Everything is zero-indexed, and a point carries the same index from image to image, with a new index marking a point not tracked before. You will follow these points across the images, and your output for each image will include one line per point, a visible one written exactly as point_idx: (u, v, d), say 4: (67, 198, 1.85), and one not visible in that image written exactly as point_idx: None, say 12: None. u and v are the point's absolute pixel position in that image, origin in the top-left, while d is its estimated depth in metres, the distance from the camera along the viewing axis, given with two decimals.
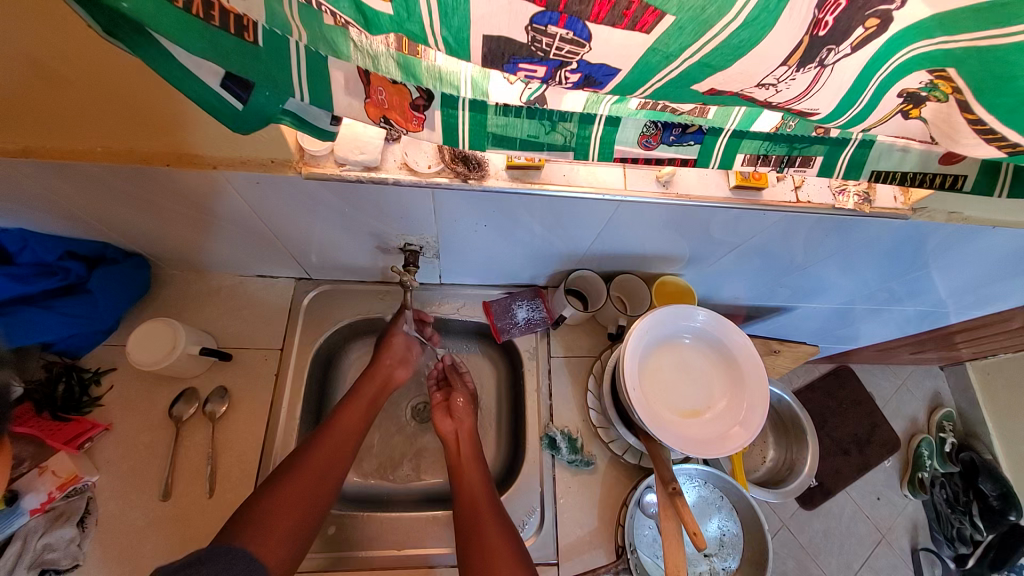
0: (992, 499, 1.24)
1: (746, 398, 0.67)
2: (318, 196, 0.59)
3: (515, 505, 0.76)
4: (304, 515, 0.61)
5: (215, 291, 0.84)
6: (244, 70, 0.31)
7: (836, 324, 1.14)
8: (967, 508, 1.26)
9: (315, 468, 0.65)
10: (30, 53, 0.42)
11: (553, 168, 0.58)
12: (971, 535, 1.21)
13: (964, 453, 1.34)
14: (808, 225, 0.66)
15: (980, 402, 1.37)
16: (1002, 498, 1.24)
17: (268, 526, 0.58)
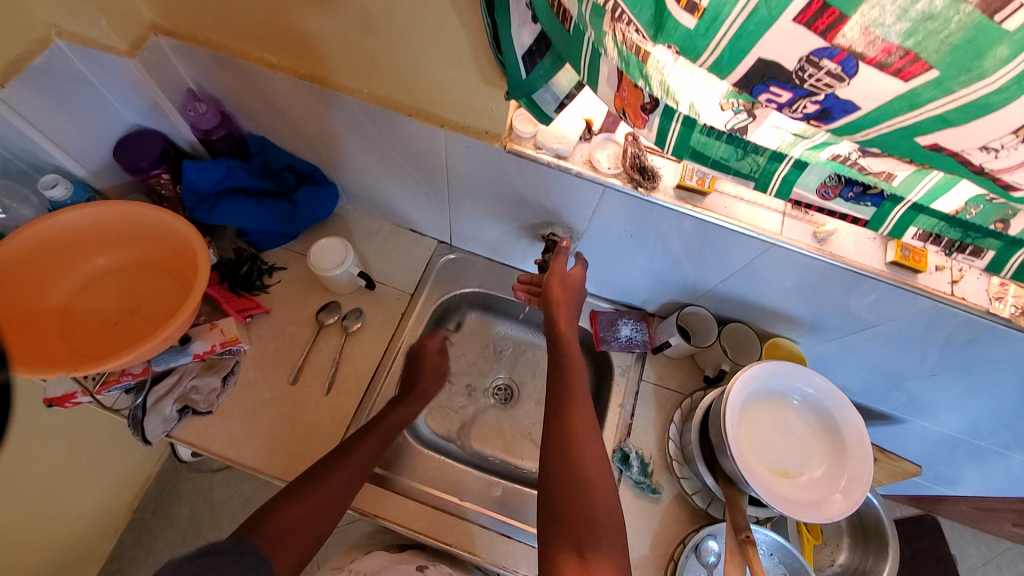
0: None
1: (848, 469, 0.66)
2: (506, 170, 0.69)
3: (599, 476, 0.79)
4: (299, 543, 0.60)
5: (374, 232, 0.98)
6: (556, 39, 0.45)
7: (943, 458, 1.05)
8: None
9: (312, 505, 0.63)
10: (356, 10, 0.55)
11: (716, 199, 0.63)
12: None
13: None
14: (954, 323, 0.64)
15: None
16: None
17: (289, 529, 0.59)
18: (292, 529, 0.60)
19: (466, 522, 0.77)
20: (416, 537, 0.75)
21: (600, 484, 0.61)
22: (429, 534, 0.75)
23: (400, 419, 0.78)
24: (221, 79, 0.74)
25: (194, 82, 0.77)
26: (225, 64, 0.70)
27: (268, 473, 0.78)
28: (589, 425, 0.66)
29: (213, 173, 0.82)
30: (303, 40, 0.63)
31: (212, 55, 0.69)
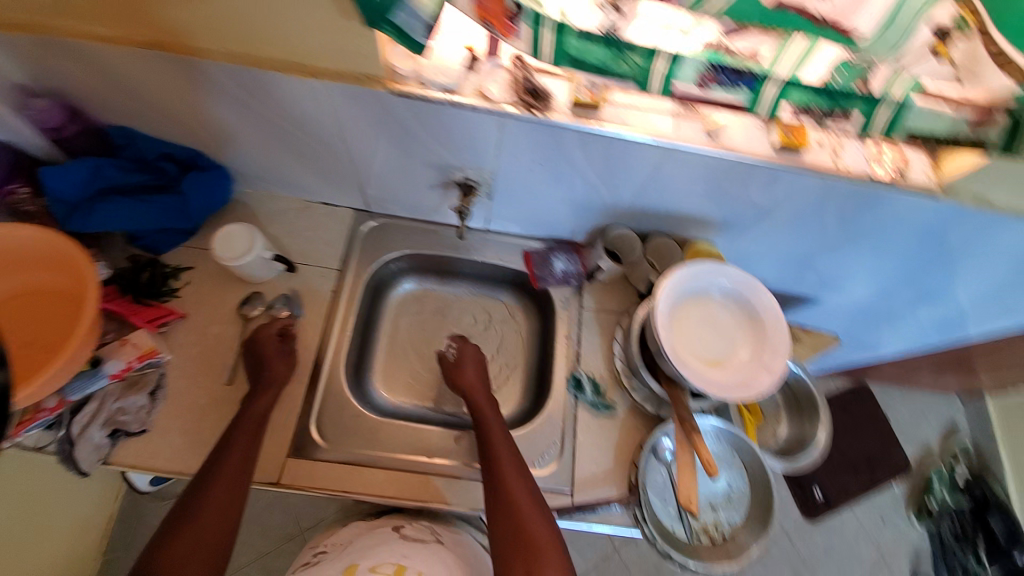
0: (1000, 537, 1.46)
1: (771, 348, 0.71)
2: (397, 115, 0.67)
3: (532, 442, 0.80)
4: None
5: (283, 213, 0.92)
6: None
7: (861, 327, 1.17)
8: (975, 542, 1.48)
9: (199, 531, 0.61)
10: None
11: (611, 110, 0.64)
12: (972, 568, 1.46)
13: (976, 489, 1.53)
14: (843, 194, 0.69)
15: (998, 439, 1.57)
16: (1009, 537, 1.45)
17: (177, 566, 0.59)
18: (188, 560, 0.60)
19: (444, 475, 0.79)
20: (391, 502, 0.76)
21: (517, 478, 0.67)
22: (400, 495, 0.76)
23: (261, 411, 0.73)
24: (53, 67, 0.65)
25: (23, 75, 0.67)
26: (52, 47, 0.62)
27: None
28: (513, 454, 0.70)
29: (76, 176, 0.75)
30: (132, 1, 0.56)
31: (31, 38, 0.61)
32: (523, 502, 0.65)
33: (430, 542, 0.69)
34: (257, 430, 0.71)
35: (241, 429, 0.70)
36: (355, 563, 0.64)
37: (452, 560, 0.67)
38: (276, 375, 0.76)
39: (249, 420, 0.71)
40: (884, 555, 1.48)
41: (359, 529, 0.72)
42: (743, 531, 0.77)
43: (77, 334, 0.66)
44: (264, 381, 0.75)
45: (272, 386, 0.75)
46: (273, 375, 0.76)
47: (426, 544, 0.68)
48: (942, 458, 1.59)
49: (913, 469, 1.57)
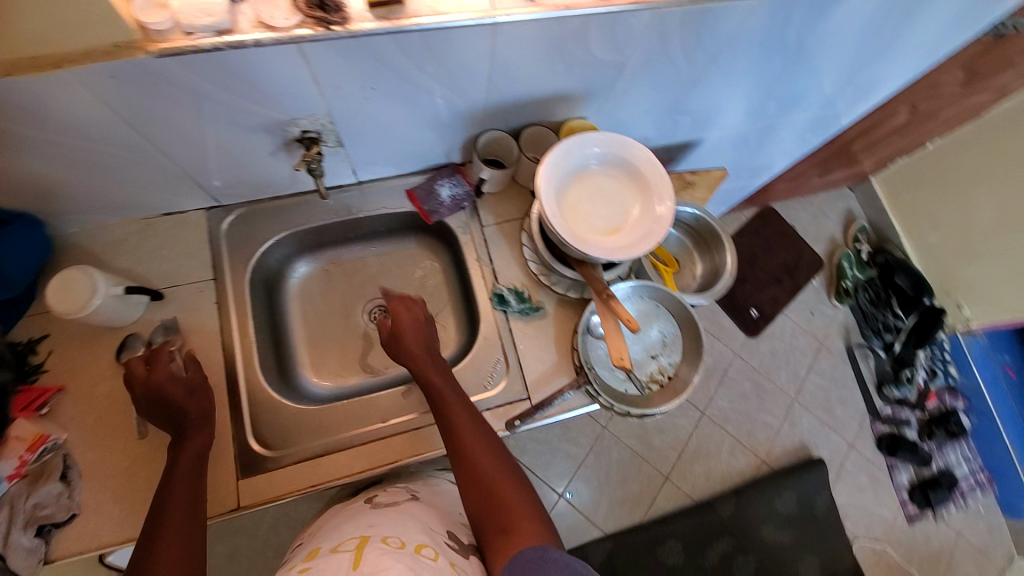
0: (908, 290, 1.67)
1: (657, 197, 0.73)
2: (181, 82, 0.57)
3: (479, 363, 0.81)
4: None
5: (125, 240, 0.80)
6: None
7: (746, 152, 1.23)
8: (889, 302, 1.71)
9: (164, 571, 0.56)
10: None
11: (417, 2, 0.57)
12: (893, 324, 1.68)
13: (881, 257, 1.74)
14: (677, 23, 0.68)
15: (887, 209, 1.76)
16: (914, 287, 1.66)
17: None
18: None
19: (406, 430, 0.79)
20: (364, 476, 0.75)
21: (491, 457, 0.64)
22: (369, 467, 0.76)
23: (200, 447, 0.67)
24: None
25: None
26: None
27: None
28: (480, 432, 0.67)
29: None
30: None
31: None
32: (499, 479, 0.63)
33: (403, 500, 0.70)
34: (193, 470, 0.66)
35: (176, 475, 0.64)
36: (317, 547, 0.57)
37: (426, 510, 0.67)
38: (195, 409, 0.69)
39: (182, 464, 0.65)
40: (821, 339, 1.69)
41: (333, 512, 0.71)
42: (684, 367, 0.82)
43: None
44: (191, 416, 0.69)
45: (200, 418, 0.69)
46: (191, 410, 0.69)
47: (399, 503, 0.69)
48: (848, 243, 1.80)
49: (826, 262, 1.77)
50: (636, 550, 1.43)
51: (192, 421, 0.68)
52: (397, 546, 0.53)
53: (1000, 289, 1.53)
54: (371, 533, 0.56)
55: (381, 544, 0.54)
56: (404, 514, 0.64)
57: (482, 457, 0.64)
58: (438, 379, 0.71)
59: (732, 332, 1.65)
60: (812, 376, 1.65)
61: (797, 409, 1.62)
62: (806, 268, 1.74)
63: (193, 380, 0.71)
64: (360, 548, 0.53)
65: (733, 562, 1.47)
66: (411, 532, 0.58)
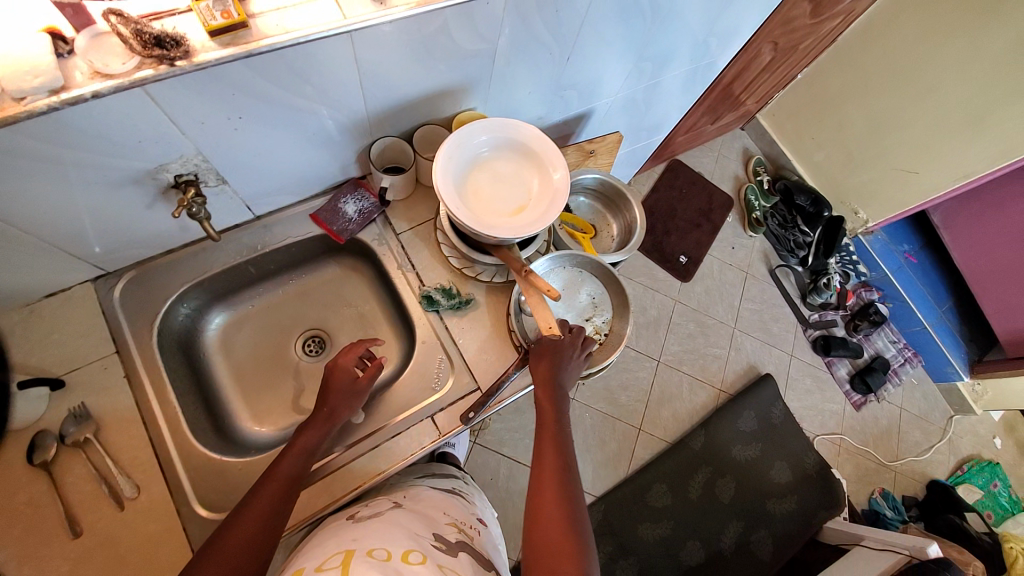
0: (808, 208, 1.85)
1: (550, 168, 0.76)
2: (26, 150, 0.52)
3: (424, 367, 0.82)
4: None
5: (9, 333, 0.73)
6: None
7: (638, 114, 1.31)
8: (796, 222, 1.85)
9: (231, 547, 0.58)
10: None
11: (263, 23, 0.56)
12: (802, 240, 1.83)
13: (780, 184, 1.91)
14: (531, 3, 0.70)
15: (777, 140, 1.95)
16: (813, 204, 1.84)
17: None
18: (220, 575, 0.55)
19: (365, 451, 0.77)
20: (331, 506, 0.74)
21: (557, 505, 0.63)
22: (334, 498, 0.74)
23: (311, 445, 0.70)
24: None
25: None
26: None
27: None
28: (560, 472, 0.67)
29: None
30: None
31: None
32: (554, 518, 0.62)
33: (387, 509, 0.69)
34: (304, 461, 0.68)
35: (282, 468, 0.66)
36: (301, 568, 0.54)
37: (410, 517, 0.66)
38: (339, 409, 0.74)
39: (296, 454, 0.68)
40: (746, 269, 1.83)
41: (318, 528, 0.69)
42: (617, 321, 0.87)
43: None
44: (322, 414, 0.73)
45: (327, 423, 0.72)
46: (328, 407, 0.73)
47: (383, 512, 0.68)
48: (750, 179, 1.96)
49: (735, 199, 1.92)
50: (628, 504, 1.50)
51: (329, 412, 0.73)
52: (382, 559, 0.52)
53: (879, 189, 1.73)
54: (356, 546, 0.55)
55: (366, 558, 0.52)
56: (386, 523, 0.62)
57: (552, 491, 0.65)
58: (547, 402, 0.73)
59: (667, 281, 1.75)
60: (745, 303, 1.79)
61: (739, 336, 1.75)
62: (718, 208, 1.88)
63: (364, 382, 0.76)
64: (345, 565, 0.51)
65: (716, 486, 1.57)
66: (396, 540, 0.57)
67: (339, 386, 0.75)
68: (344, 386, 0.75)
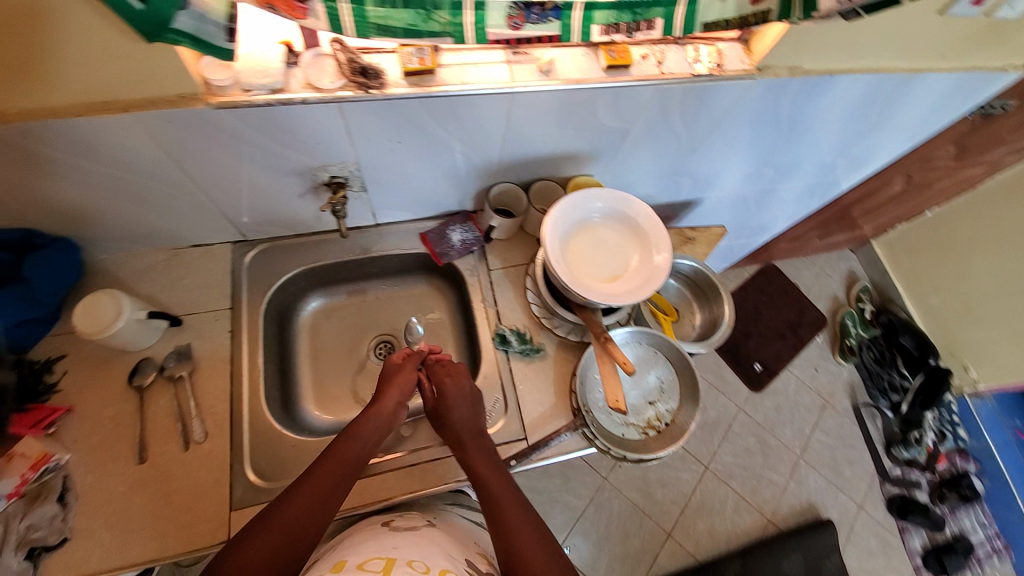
0: (912, 350, 1.69)
1: (654, 248, 0.78)
2: (234, 131, 0.63)
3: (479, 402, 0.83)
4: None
5: (155, 267, 0.85)
6: None
7: (747, 213, 1.31)
8: (894, 361, 1.71)
9: (283, 522, 0.60)
10: None
11: (445, 72, 0.65)
12: (899, 382, 1.68)
13: (884, 317, 1.77)
14: (677, 96, 0.75)
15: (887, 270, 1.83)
16: (919, 348, 1.69)
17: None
18: (272, 545, 0.57)
19: (403, 465, 0.79)
20: (359, 510, 0.75)
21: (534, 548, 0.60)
22: (364, 502, 0.76)
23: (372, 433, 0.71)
24: None
25: None
26: None
27: (168, 554, 0.69)
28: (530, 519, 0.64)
29: None
30: None
31: None
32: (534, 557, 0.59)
33: (422, 526, 0.69)
34: (365, 447, 0.70)
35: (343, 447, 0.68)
36: (344, 559, 0.56)
37: (442, 535, 0.67)
38: (391, 404, 0.75)
39: (357, 437, 0.70)
40: (826, 397, 1.69)
41: (353, 528, 0.71)
42: (682, 412, 0.83)
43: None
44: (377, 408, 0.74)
45: (388, 418, 0.74)
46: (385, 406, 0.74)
47: (417, 528, 0.68)
48: (851, 303, 1.84)
49: (830, 320, 1.81)
50: None
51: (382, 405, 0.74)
52: (422, 571, 0.55)
53: (1000, 352, 1.55)
54: (397, 555, 0.57)
55: (407, 568, 0.55)
56: (423, 538, 0.64)
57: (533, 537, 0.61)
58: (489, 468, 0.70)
59: (735, 387, 1.65)
60: (817, 434, 1.64)
61: (803, 467, 1.59)
62: (808, 325, 1.77)
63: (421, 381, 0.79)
64: (388, 571, 0.53)
65: None
66: (434, 557, 0.59)
67: (402, 379, 0.77)
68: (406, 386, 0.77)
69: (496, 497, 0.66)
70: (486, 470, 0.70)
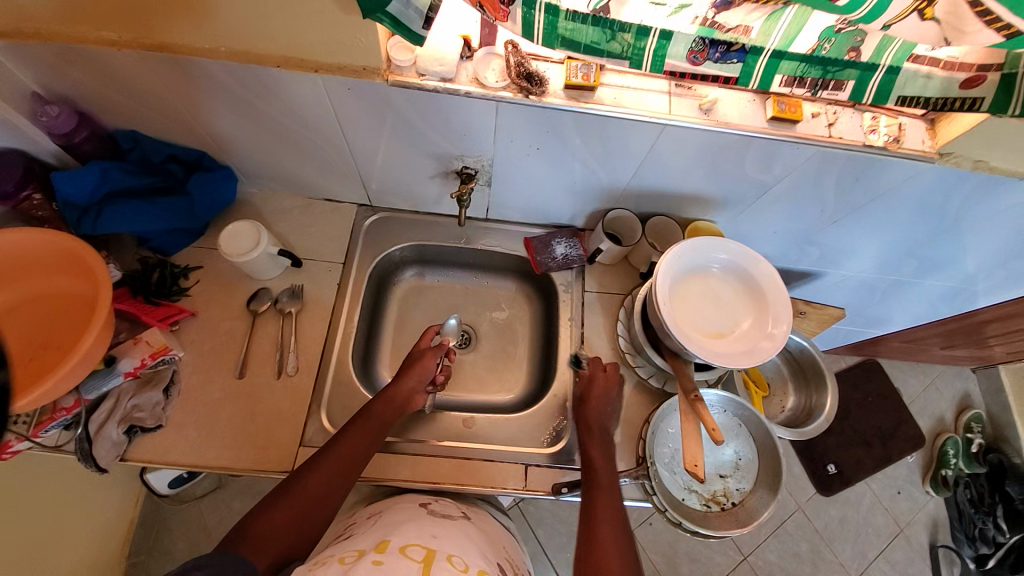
0: (1018, 502, 1.45)
1: (770, 317, 0.72)
2: (397, 107, 0.68)
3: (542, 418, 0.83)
4: (296, 535, 0.58)
5: (288, 210, 0.94)
6: None
7: (867, 301, 1.19)
8: (991, 509, 1.48)
9: (313, 484, 0.62)
10: None
11: (604, 92, 0.65)
12: (992, 535, 1.45)
13: (993, 455, 1.55)
14: (838, 163, 0.70)
15: (1012, 405, 1.58)
16: None
17: (273, 538, 0.57)
18: (304, 503, 0.60)
19: (458, 456, 0.80)
20: (403, 484, 0.77)
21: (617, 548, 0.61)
22: (412, 478, 0.78)
23: (393, 405, 0.74)
24: (73, 78, 0.68)
25: (43, 85, 0.70)
26: (73, 57, 0.64)
27: (238, 467, 0.75)
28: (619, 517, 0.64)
29: (87, 180, 0.75)
30: (128, 8, 0.59)
31: (49, 49, 0.63)
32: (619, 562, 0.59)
33: (457, 517, 0.69)
34: (387, 419, 0.72)
35: (367, 417, 0.71)
36: (387, 539, 0.56)
37: (478, 534, 0.66)
38: (407, 383, 0.77)
39: (380, 409, 0.72)
40: (902, 525, 1.49)
41: (392, 500, 0.72)
42: (754, 497, 0.77)
43: (73, 351, 0.64)
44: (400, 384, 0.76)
45: (400, 406, 0.75)
46: (402, 386, 0.76)
47: (453, 518, 0.68)
48: (956, 432, 1.61)
49: (926, 443, 1.59)
50: None
51: (402, 382, 0.76)
52: (461, 570, 0.53)
53: None
54: (437, 547, 0.56)
55: (446, 563, 0.53)
56: (462, 534, 0.63)
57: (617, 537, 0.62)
58: (598, 456, 0.71)
59: (799, 481, 1.51)
60: (880, 563, 1.44)
61: None
62: (903, 440, 1.57)
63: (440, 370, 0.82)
64: (428, 562, 0.52)
65: None
66: (471, 555, 0.58)
67: (424, 361, 0.80)
68: (421, 378, 0.78)
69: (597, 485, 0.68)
70: (605, 490, 0.67)
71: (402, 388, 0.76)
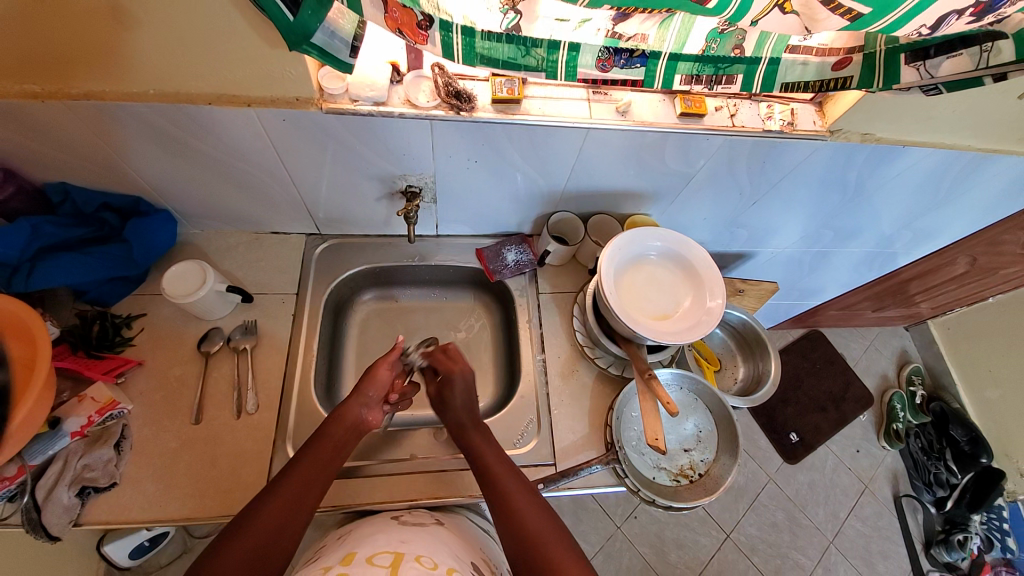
0: (964, 444, 1.59)
1: (707, 293, 0.78)
2: (332, 133, 0.70)
3: (512, 421, 0.85)
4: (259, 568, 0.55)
5: (235, 247, 0.93)
6: None
7: (800, 275, 1.29)
8: (943, 454, 1.60)
9: (269, 514, 0.59)
10: (100, 22, 0.54)
11: (530, 103, 0.70)
12: (946, 478, 1.55)
13: (935, 404, 1.69)
14: (745, 149, 0.78)
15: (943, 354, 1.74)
16: (971, 443, 1.58)
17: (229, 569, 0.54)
18: (263, 533, 0.57)
19: (433, 470, 0.80)
20: (379, 507, 0.77)
21: (558, 540, 0.61)
22: (390, 499, 0.77)
23: (345, 428, 0.70)
24: None
25: None
26: None
27: (204, 515, 0.73)
28: (540, 506, 0.64)
29: (17, 237, 0.72)
30: (47, 59, 0.59)
31: None
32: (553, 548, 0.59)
33: (429, 523, 0.70)
34: (341, 443, 0.68)
35: (320, 442, 0.67)
36: (353, 552, 0.57)
37: (451, 536, 0.67)
38: (354, 407, 0.72)
39: (334, 433, 0.68)
40: (865, 481, 1.59)
41: (361, 520, 0.71)
42: (718, 466, 0.81)
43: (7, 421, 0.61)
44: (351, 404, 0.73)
45: (353, 426, 0.71)
46: (347, 411, 0.71)
47: (425, 524, 0.69)
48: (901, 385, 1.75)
49: (877, 400, 1.71)
50: None
51: (353, 402, 0.73)
52: (429, 567, 0.54)
53: None
54: (405, 550, 0.57)
55: (414, 563, 0.54)
56: (434, 537, 0.64)
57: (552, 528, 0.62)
58: (492, 454, 0.70)
59: (767, 454, 1.59)
60: (852, 521, 1.52)
61: (833, 555, 1.47)
62: (852, 401, 1.69)
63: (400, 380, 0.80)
64: (396, 565, 0.53)
65: None
66: (442, 554, 0.59)
67: (381, 371, 0.77)
68: (374, 394, 0.75)
69: (499, 480, 0.67)
70: (519, 486, 0.66)
71: (354, 408, 0.72)
